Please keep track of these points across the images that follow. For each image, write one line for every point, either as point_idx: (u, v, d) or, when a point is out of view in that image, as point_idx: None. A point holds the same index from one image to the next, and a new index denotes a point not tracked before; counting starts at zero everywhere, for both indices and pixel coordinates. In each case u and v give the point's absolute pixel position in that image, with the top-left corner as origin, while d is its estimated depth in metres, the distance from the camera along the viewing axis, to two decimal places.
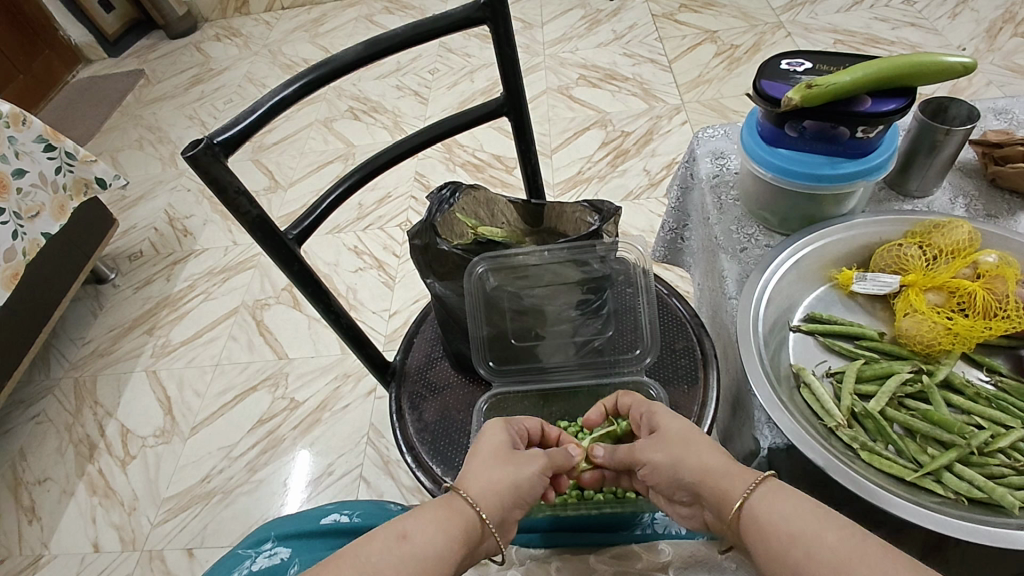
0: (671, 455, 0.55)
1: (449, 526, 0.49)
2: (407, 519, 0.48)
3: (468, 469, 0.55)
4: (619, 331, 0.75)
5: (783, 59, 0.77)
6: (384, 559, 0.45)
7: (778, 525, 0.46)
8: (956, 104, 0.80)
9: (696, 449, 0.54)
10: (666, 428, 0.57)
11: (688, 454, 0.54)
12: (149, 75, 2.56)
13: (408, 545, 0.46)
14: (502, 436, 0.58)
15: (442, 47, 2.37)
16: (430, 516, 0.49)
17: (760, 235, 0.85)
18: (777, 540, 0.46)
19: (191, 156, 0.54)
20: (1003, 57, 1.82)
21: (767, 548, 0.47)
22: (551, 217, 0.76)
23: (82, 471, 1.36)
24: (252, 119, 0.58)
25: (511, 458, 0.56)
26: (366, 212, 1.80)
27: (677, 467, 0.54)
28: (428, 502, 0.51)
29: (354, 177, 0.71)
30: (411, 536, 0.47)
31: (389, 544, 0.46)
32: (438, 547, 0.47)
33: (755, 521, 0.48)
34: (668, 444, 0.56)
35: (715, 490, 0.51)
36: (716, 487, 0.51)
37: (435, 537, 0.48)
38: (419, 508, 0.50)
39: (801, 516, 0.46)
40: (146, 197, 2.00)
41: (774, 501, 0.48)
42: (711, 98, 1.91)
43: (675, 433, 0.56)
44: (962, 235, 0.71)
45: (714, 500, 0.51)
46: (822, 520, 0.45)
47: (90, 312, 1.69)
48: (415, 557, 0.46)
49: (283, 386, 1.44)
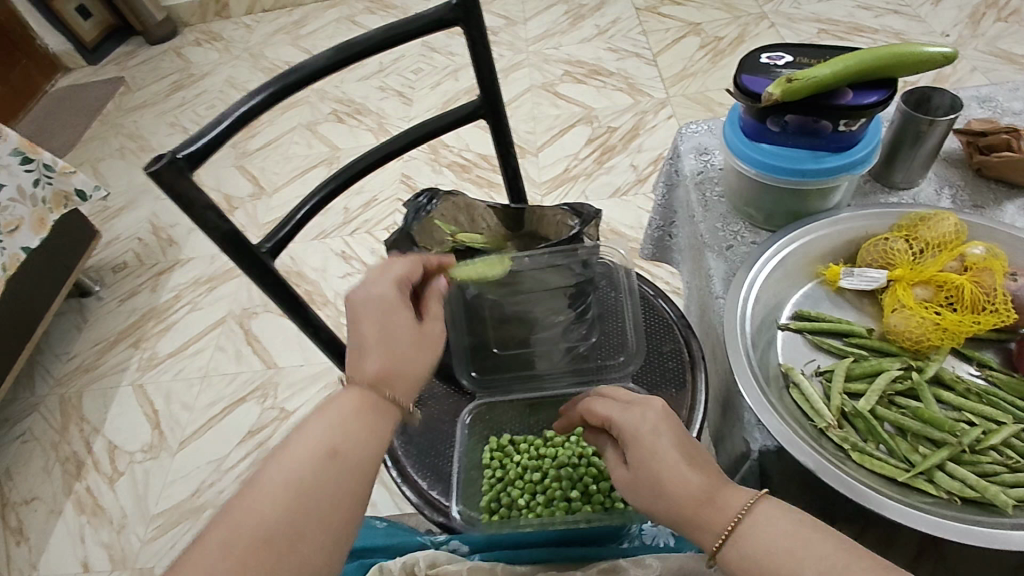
0: (648, 488, 0.51)
1: (372, 426, 0.50)
2: (324, 434, 0.48)
3: (367, 357, 0.53)
4: (604, 336, 0.74)
5: (763, 52, 0.75)
6: (314, 478, 0.47)
7: (767, 554, 0.45)
8: (939, 93, 0.79)
9: (666, 475, 0.50)
10: (640, 456, 0.52)
11: (662, 483, 0.50)
12: (129, 82, 2.53)
13: (338, 459, 0.48)
14: (400, 317, 0.55)
15: (425, 46, 2.34)
16: (347, 423, 0.50)
17: (746, 231, 0.84)
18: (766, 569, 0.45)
19: (154, 171, 0.53)
20: (988, 43, 1.81)
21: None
22: (532, 220, 0.74)
23: (69, 489, 1.34)
24: (219, 131, 0.56)
25: (414, 345, 0.55)
26: (352, 217, 1.78)
27: (658, 494, 0.50)
28: (340, 407, 0.50)
29: (329, 187, 0.69)
30: (340, 453, 0.48)
31: (315, 461, 0.47)
32: (364, 451, 0.49)
33: (738, 552, 0.47)
34: (641, 477, 0.51)
35: (697, 520, 0.48)
36: (701, 516, 0.48)
37: (359, 443, 0.49)
38: (333, 414, 0.50)
39: (787, 545, 0.45)
40: (128, 207, 1.97)
41: (758, 528, 0.47)
42: (696, 91, 1.90)
43: (646, 453, 0.51)
44: (948, 227, 0.70)
45: (691, 531, 0.49)
46: (806, 546, 0.45)
47: (74, 327, 1.66)
48: (349, 469, 0.48)
49: (272, 396, 1.42)
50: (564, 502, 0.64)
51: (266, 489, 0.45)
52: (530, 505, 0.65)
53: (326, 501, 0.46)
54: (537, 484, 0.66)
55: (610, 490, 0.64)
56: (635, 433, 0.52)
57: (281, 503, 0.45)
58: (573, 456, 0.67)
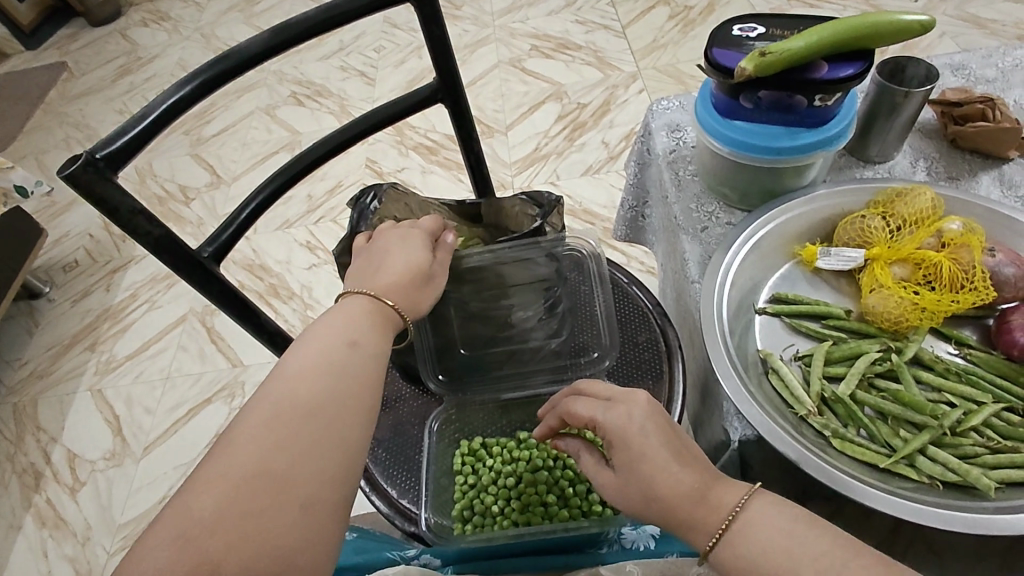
0: (638, 489, 0.48)
1: (386, 327, 0.54)
2: (342, 332, 0.51)
3: (379, 278, 0.56)
4: (576, 333, 0.69)
5: (735, 24, 0.71)
6: (340, 360, 0.49)
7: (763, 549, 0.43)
8: (914, 64, 0.77)
9: (652, 474, 0.47)
10: (624, 456, 0.49)
11: (649, 483, 0.47)
12: (73, 67, 2.38)
13: (358, 349, 0.50)
14: (410, 249, 0.58)
15: (386, 23, 2.25)
16: (366, 320, 0.52)
17: (720, 212, 0.81)
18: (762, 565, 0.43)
19: (69, 175, 0.48)
20: (956, 7, 1.80)
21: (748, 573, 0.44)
22: (492, 213, 0.69)
23: (28, 502, 1.28)
24: (142, 127, 0.51)
25: (423, 276, 0.58)
26: (317, 204, 1.71)
27: (648, 494, 0.47)
28: (356, 307, 0.53)
29: (274, 183, 0.64)
30: (361, 343, 0.50)
31: (340, 348, 0.49)
32: (383, 344, 0.52)
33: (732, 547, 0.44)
34: (629, 479, 0.49)
35: (689, 520, 0.46)
36: (694, 515, 0.46)
37: (380, 339, 0.52)
38: (352, 313, 0.53)
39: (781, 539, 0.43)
40: (77, 202, 1.87)
41: (752, 521, 0.45)
42: (667, 63, 1.85)
43: (632, 451, 0.48)
44: (925, 202, 0.68)
45: (684, 530, 0.46)
46: (799, 538, 0.43)
47: (25, 331, 1.58)
48: (369, 358, 0.50)
49: (240, 395, 1.37)
50: (541, 507, 0.62)
51: (294, 370, 0.47)
52: (506, 511, 0.63)
53: (353, 380, 0.48)
54: (512, 488, 0.64)
55: (587, 493, 0.62)
56: (621, 433, 0.49)
57: (314, 379, 0.47)
58: (546, 459, 0.64)
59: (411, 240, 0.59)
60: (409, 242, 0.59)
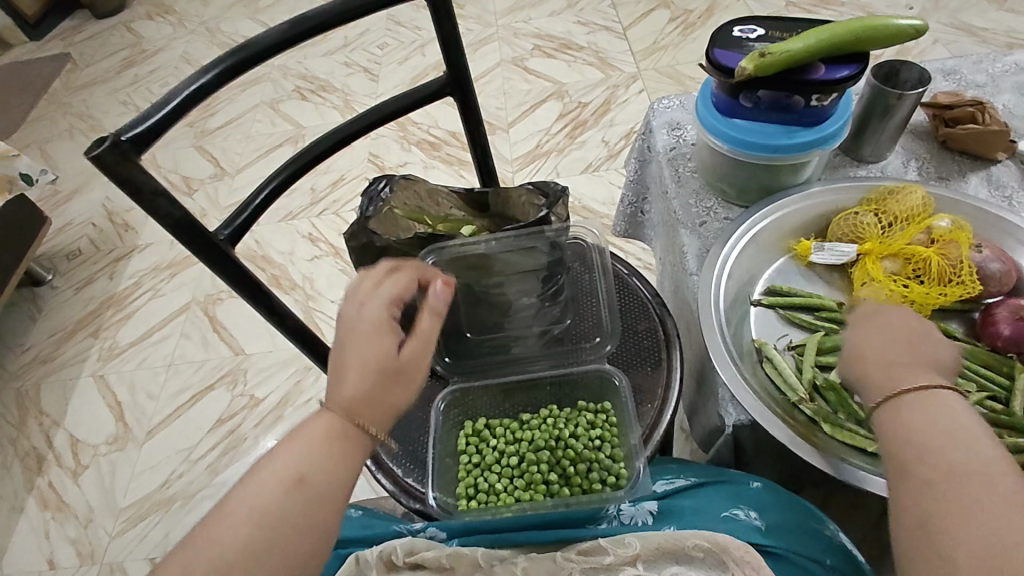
0: (867, 350, 0.55)
1: (343, 457, 0.49)
2: (297, 459, 0.47)
3: (342, 380, 0.50)
4: (578, 318, 0.73)
5: (735, 26, 0.74)
6: (279, 506, 0.46)
7: (923, 427, 0.48)
8: (907, 67, 0.79)
9: (888, 350, 0.54)
10: (881, 327, 0.56)
11: (875, 351, 0.54)
12: (77, 58, 2.39)
13: (304, 488, 0.47)
14: (377, 338, 0.51)
15: (390, 20, 2.27)
16: (318, 447, 0.48)
17: (718, 208, 0.83)
18: (912, 436, 0.48)
19: (96, 156, 0.49)
20: (950, 15, 1.83)
21: (895, 438, 0.49)
22: (498, 203, 0.72)
23: (31, 485, 1.29)
24: (165, 111, 0.52)
25: (393, 370, 0.51)
26: (320, 197, 1.73)
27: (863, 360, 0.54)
28: (309, 433, 0.49)
29: (288, 170, 0.66)
30: (307, 483, 0.47)
31: (281, 488, 0.46)
32: (334, 477, 0.48)
33: (896, 415, 0.50)
34: (864, 343, 0.56)
35: (879, 381, 0.52)
36: (887, 377, 0.52)
37: (331, 470, 0.48)
38: (305, 441, 0.48)
39: (947, 434, 0.47)
40: (80, 190, 1.88)
41: (929, 406, 0.49)
42: (667, 65, 1.88)
43: (884, 331, 0.55)
44: (915, 201, 0.71)
45: (871, 387, 0.53)
46: (962, 445, 0.46)
47: (29, 317, 1.59)
48: (315, 498, 0.47)
49: (241, 382, 1.39)
50: (543, 485, 0.64)
51: (237, 507, 0.46)
52: (509, 489, 0.65)
53: (293, 527, 0.46)
54: (515, 468, 0.65)
55: (587, 471, 0.64)
56: (889, 315, 0.56)
57: (246, 527, 0.45)
58: (550, 439, 0.66)
59: (383, 329, 0.53)
60: (377, 317, 0.53)
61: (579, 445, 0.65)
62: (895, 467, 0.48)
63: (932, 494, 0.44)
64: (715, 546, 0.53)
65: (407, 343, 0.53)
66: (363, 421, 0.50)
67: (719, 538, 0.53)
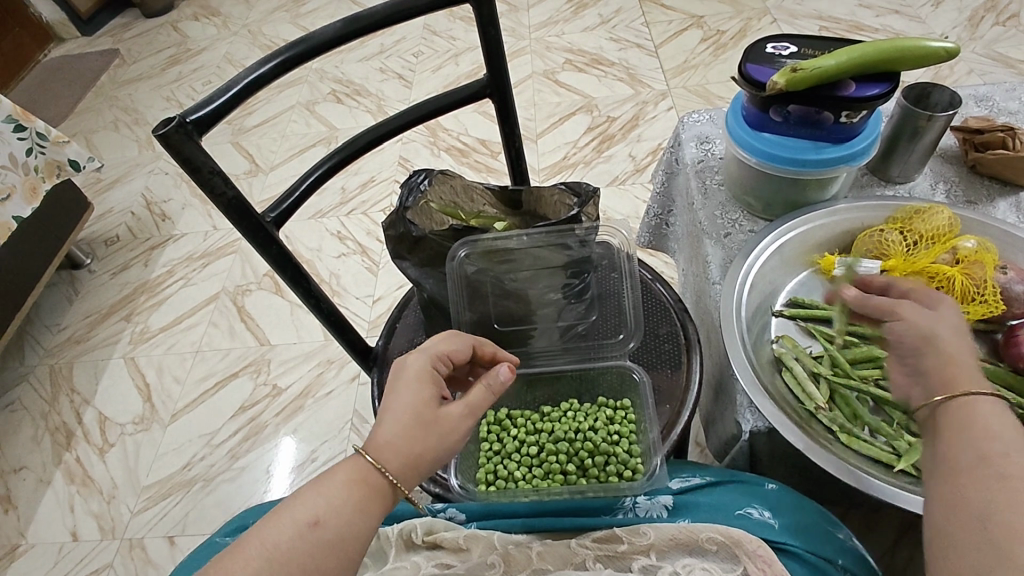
0: (929, 329, 0.52)
1: (364, 504, 0.46)
2: (320, 498, 0.45)
3: (379, 426, 0.50)
4: (602, 316, 0.77)
5: (768, 43, 0.76)
6: (289, 545, 0.42)
7: (980, 424, 0.46)
8: (938, 91, 0.81)
9: (949, 336, 0.52)
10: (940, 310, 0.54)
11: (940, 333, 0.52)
12: (124, 55, 2.49)
13: (319, 532, 0.43)
14: (424, 388, 0.53)
15: (427, 29, 2.33)
16: (340, 492, 0.46)
17: (743, 220, 0.85)
18: (969, 432, 0.46)
19: (163, 134, 0.53)
20: (985, 46, 1.83)
21: (953, 434, 0.46)
22: (530, 200, 0.76)
23: (59, 459, 1.34)
24: (227, 97, 0.57)
25: (429, 420, 0.51)
26: (349, 197, 1.77)
27: (925, 337, 0.52)
28: (336, 475, 0.47)
29: (332, 160, 0.71)
30: (323, 526, 0.44)
31: (295, 528, 0.43)
32: (350, 521, 0.45)
33: (954, 413, 0.48)
34: (928, 320, 0.53)
35: (942, 372, 0.50)
36: (948, 370, 0.50)
37: (346, 514, 0.45)
38: (330, 482, 0.46)
39: (1011, 436, 0.44)
40: (122, 180, 1.95)
41: (977, 405, 0.47)
42: (697, 83, 1.90)
43: (947, 315, 0.53)
44: (943, 220, 0.72)
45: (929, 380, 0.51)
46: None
47: (66, 298, 1.65)
48: (329, 544, 0.43)
49: (265, 372, 1.42)
50: (560, 475, 0.68)
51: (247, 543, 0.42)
52: (527, 477, 0.69)
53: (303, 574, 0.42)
54: (534, 457, 0.70)
55: (604, 465, 0.68)
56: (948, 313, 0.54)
57: (254, 564, 0.41)
58: (569, 432, 0.70)
59: (431, 386, 0.54)
60: (427, 372, 0.55)
61: (597, 439, 0.69)
62: (946, 467, 0.45)
63: (993, 484, 0.42)
64: (730, 540, 0.55)
65: (452, 405, 0.53)
66: (387, 468, 0.48)
67: (732, 532, 0.56)
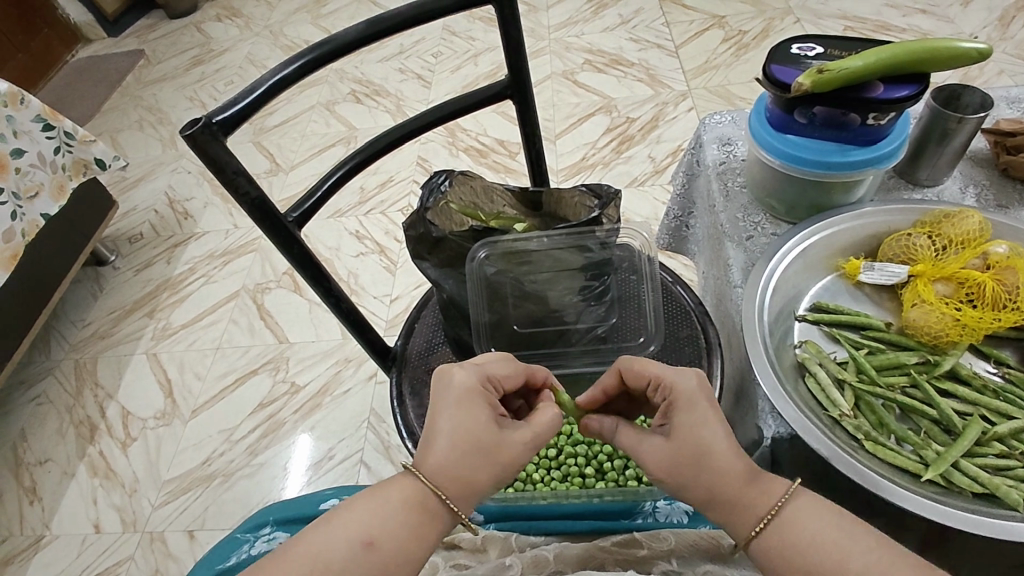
0: (679, 473, 0.52)
1: (418, 529, 0.50)
2: (378, 521, 0.49)
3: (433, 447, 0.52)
4: (622, 319, 0.77)
5: (794, 43, 0.75)
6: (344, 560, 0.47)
7: (795, 558, 0.48)
8: (969, 92, 0.79)
9: (706, 474, 0.51)
10: (683, 439, 0.52)
11: (697, 480, 0.51)
12: (149, 55, 2.53)
13: (374, 552, 0.48)
14: (479, 411, 0.53)
15: (446, 30, 2.33)
16: (394, 512, 0.49)
17: (766, 223, 0.83)
18: (791, 573, 0.48)
19: (190, 135, 0.54)
20: (1015, 46, 1.79)
21: (783, 573, 0.48)
22: (551, 202, 0.76)
23: (83, 452, 1.36)
24: (251, 98, 0.58)
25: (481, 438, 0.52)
26: (368, 197, 1.79)
27: (683, 490, 0.52)
28: (397, 498, 0.50)
29: (354, 160, 0.72)
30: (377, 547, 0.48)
31: (350, 543, 0.48)
32: (400, 540, 0.49)
33: (767, 549, 0.49)
34: (683, 452, 0.52)
35: (722, 517, 0.51)
36: (728, 515, 0.50)
37: (397, 535, 0.49)
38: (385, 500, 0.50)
39: (824, 552, 0.47)
40: (146, 179, 1.99)
41: (793, 527, 0.49)
42: (717, 84, 1.88)
43: (689, 451, 0.51)
44: (972, 225, 0.70)
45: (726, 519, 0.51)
46: (844, 555, 0.46)
47: (91, 294, 1.68)
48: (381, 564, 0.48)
49: (284, 369, 1.44)
50: (579, 478, 0.70)
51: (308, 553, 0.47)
52: (546, 479, 0.71)
53: None
54: (553, 460, 0.72)
55: (623, 469, 0.69)
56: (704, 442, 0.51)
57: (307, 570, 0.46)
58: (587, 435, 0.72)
59: (485, 403, 0.55)
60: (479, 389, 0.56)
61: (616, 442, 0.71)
62: None
63: None
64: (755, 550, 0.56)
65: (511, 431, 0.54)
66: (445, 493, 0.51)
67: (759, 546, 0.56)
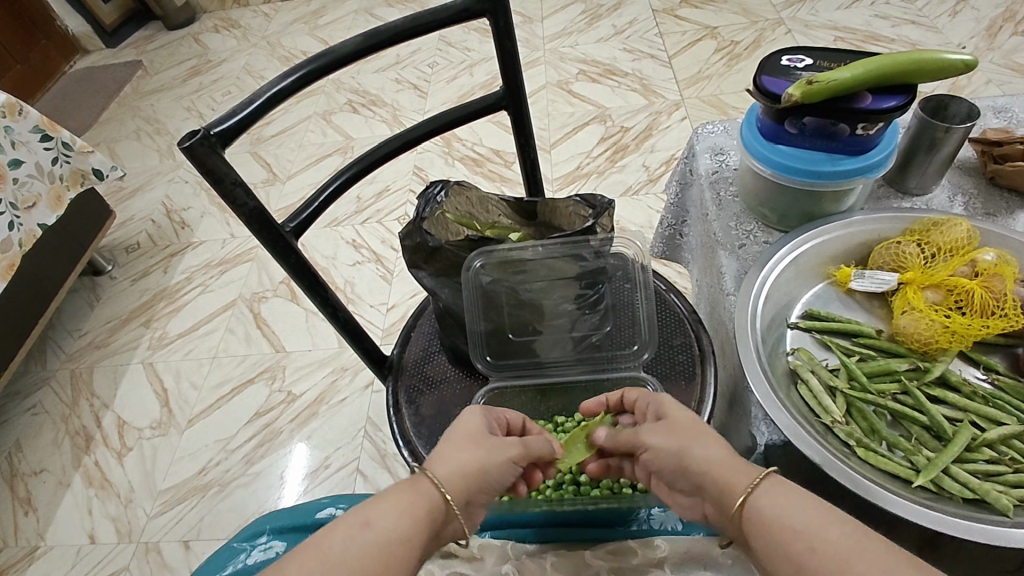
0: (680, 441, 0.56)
1: (414, 512, 0.50)
2: (372, 507, 0.49)
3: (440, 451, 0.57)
4: (617, 327, 0.78)
5: (783, 55, 0.76)
6: (346, 549, 0.46)
7: (779, 520, 0.48)
8: (957, 101, 0.80)
9: (701, 442, 0.55)
10: (676, 418, 0.59)
11: (694, 445, 0.55)
12: (147, 66, 2.55)
13: (370, 531, 0.47)
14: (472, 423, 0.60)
15: (442, 41, 2.36)
16: (399, 506, 0.50)
17: (758, 231, 0.84)
18: (777, 533, 0.48)
19: (188, 146, 0.55)
20: (1003, 56, 1.81)
21: (766, 543, 0.49)
22: (545, 212, 0.77)
23: (78, 462, 1.36)
24: (249, 110, 0.58)
25: (483, 443, 0.58)
26: (365, 206, 1.79)
27: (681, 457, 0.56)
28: (402, 493, 0.51)
29: (350, 171, 0.72)
30: (373, 525, 0.47)
31: (352, 533, 0.47)
32: (403, 531, 0.48)
33: (755, 517, 0.50)
34: (680, 431, 0.57)
35: (718, 483, 0.53)
36: (722, 479, 0.52)
37: (401, 522, 0.49)
38: (387, 496, 0.51)
39: (808, 513, 0.47)
40: (143, 189, 2.00)
41: (776, 496, 0.50)
42: (711, 94, 1.90)
43: (684, 423, 0.58)
44: (961, 233, 0.71)
45: (716, 493, 0.53)
46: (826, 518, 0.47)
47: (87, 304, 1.68)
48: (379, 545, 0.47)
49: (280, 378, 1.44)
50: (573, 484, 0.69)
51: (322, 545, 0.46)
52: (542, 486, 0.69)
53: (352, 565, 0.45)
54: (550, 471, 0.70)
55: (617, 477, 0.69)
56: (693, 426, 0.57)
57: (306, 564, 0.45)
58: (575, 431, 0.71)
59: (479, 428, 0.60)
60: (488, 419, 0.62)
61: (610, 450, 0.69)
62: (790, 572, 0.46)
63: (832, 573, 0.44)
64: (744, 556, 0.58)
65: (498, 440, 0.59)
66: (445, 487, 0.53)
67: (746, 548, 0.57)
